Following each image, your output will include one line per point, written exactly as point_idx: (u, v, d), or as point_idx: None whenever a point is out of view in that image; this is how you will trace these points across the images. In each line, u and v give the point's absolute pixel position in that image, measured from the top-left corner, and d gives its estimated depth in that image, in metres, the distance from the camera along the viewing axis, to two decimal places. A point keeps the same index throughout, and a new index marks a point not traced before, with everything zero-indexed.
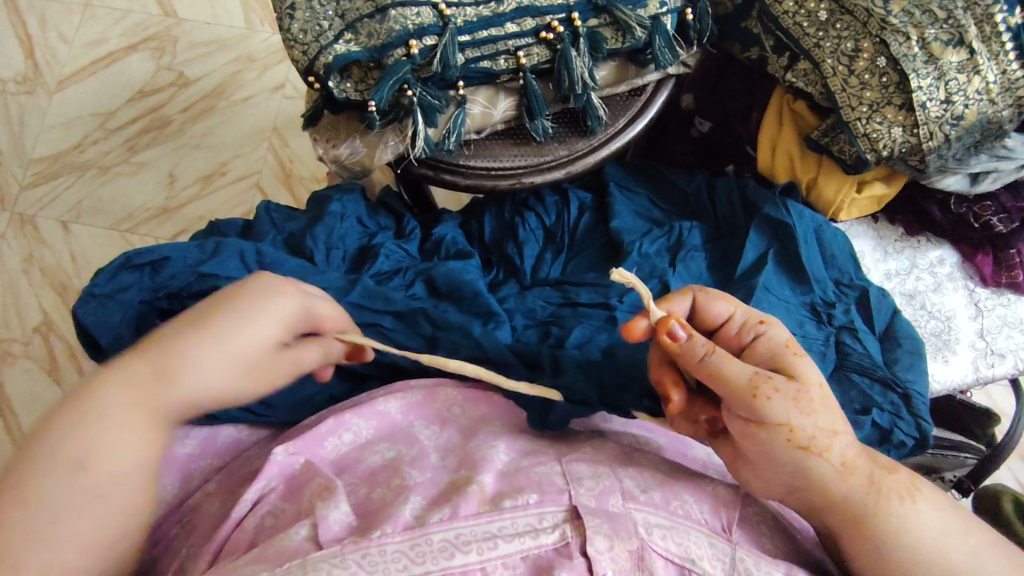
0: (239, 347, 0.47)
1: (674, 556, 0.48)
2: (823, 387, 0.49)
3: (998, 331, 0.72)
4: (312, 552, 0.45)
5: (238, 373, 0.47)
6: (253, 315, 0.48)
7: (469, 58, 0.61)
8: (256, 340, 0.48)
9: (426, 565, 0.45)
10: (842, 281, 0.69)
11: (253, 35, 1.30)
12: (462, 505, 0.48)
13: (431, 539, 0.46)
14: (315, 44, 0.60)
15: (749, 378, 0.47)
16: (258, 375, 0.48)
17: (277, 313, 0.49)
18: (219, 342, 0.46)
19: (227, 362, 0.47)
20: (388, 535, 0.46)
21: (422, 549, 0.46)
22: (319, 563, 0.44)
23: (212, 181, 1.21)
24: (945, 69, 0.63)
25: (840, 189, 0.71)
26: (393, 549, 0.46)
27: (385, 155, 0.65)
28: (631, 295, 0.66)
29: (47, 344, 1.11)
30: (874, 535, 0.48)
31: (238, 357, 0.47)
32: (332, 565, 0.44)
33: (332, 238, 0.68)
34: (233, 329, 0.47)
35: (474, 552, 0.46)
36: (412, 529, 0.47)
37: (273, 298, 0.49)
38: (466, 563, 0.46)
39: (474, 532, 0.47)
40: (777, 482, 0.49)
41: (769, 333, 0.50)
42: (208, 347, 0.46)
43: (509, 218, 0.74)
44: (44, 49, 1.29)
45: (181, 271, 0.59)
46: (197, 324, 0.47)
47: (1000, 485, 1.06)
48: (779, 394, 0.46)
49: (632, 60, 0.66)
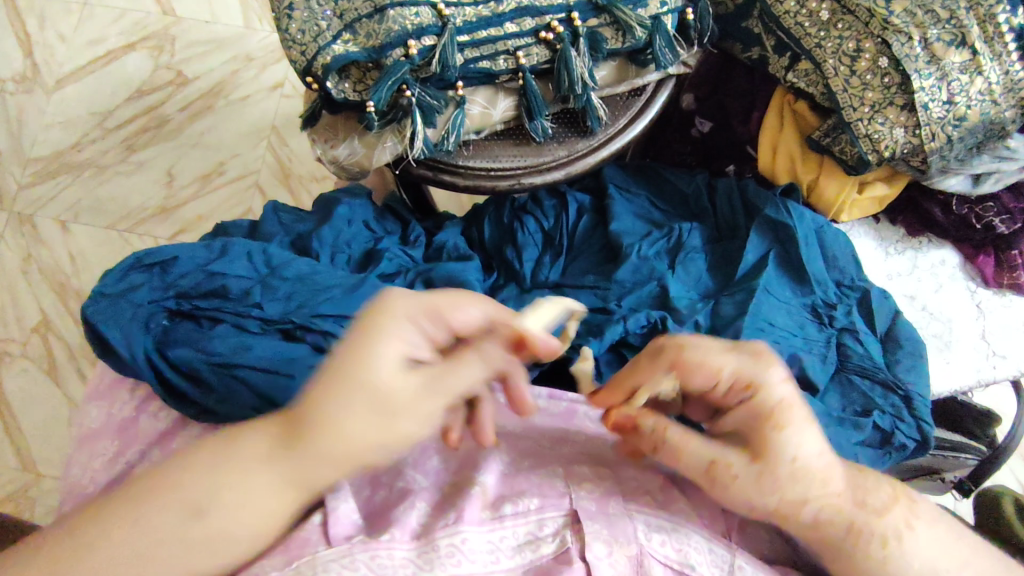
0: (363, 391, 0.43)
1: (673, 562, 0.48)
2: (799, 460, 0.45)
3: (1000, 334, 0.71)
4: (320, 550, 0.46)
5: (375, 412, 0.43)
6: (378, 336, 0.44)
7: (469, 58, 0.61)
8: (382, 378, 0.43)
9: (433, 571, 0.46)
10: (843, 282, 0.68)
11: (252, 34, 1.30)
12: (467, 508, 0.48)
13: (437, 544, 0.46)
14: (313, 44, 0.59)
15: (704, 463, 0.46)
16: (404, 418, 0.44)
17: (385, 334, 0.44)
18: (362, 390, 0.43)
19: (375, 409, 0.43)
20: (397, 542, 0.47)
21: (429, 556, 0.46)
22: (328, 564, 0.45)
23: (211, 181, 1.21)
24: (948, 70, 0.62)
25: (842, 190, 0.71)
26: (401, 556, 0.46)
27: (384, 156, 0.65)
28: (630, 298, 0.66)
29: (46, 344, 1.11)
30: (876, 545, 0.46)
31: (372, 396, 0.43)
32: (342, 566, 0.45)
33: (339, 241, 0.68)
34: (355, 375, 0.43)
35: (479, 561, 0.47)
36: (420, 538, 0.47)
37: (381, 330, 0.44)
38: (471, 571, 0.46)
39: (479, 539, 0.47)
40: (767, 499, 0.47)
41: (756, 399, 0.46)
42: (341, 399, 0.43)
43: (508, 223, 0.74)
44: (43, 48, 1.29)
45: (190, 270, 0.60)
46: (333, 374, 0.44)
47: (1001, 486, 1.06)
48: (738, 477, 0.45)
49: (632, 60, 0.65)
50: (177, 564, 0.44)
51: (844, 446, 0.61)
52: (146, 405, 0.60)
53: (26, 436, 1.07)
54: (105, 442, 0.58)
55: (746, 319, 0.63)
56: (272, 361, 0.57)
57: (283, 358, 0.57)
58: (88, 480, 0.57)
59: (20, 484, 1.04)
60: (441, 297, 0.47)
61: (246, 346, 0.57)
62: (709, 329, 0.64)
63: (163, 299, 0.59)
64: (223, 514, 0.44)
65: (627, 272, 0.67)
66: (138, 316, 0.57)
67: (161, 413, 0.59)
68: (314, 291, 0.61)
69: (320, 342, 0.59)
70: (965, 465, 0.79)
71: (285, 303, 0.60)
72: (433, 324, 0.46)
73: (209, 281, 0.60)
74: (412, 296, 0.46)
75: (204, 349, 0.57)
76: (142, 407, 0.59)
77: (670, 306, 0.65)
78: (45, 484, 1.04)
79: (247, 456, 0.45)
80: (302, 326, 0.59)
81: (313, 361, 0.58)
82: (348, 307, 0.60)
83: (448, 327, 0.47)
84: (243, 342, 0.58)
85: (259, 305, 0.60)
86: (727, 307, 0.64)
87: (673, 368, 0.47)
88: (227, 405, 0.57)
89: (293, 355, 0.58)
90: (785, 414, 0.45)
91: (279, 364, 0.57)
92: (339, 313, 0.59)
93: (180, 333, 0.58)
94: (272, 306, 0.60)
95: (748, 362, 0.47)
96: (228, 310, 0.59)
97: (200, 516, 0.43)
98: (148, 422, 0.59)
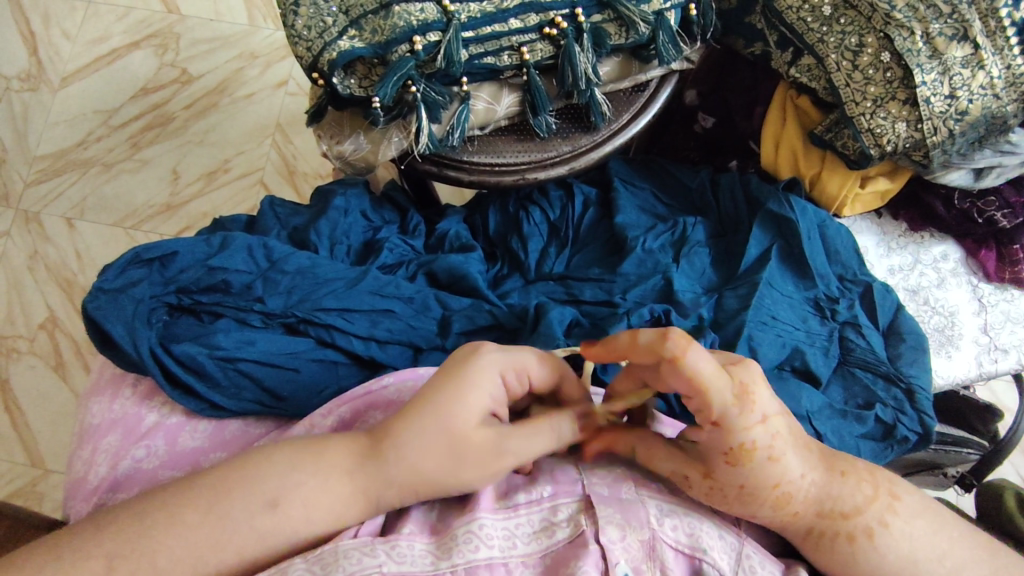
0: (439, 433, 0.47)
1: (684, 546, 0.49)
2: (748, 487, 0.47)
3: (1001, 326, 0.72)
4: (344, 540, 0.47)
5: (449, 455, 0.47)
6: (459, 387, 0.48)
7: (473, 54, 0.61)
8: (461, 430, 0.47)
9: (452, 559, 0.46)
10: (845, 276, 0.69)
11: (256, 32, 1.30)
12: (481, 499, 0.49)
13: (455, 533, 0.47)
14: (318, 41, 0.60)
15: (667, 473, 0.50)
16: (475, 462, 0.47)
17: (476, 381, 0.48)
18: (433, 429, 0.47)
19: (444, 449, 0.47)
20: (416, 535, 0.48)
21: (447, 545, 0.47)
22: (349, 551, 0.46)
23: (215, 178, 1.21)
24: (949, 64, 0.62)
25: (844, 184, 0.72)
26: (420, 547, 0.47)
27: (389, 151, 0.66)
28: (635, 291, 0.66)
29: (53, 340, 1.12)
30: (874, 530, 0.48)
31: (448, 438, 0.47)
32: (363, 553, 0.46)
33: (337, 233, 0.68)
34: (442, 413, 0.47)
35: (498, 548, 0.47)
36: (438, 535, 0.48)
37: (472, 382, 0.48)
38: (490, 557, 0.46)
39: (495, 526, 0.48)
40: (773, 496, 0.47)
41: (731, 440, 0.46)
42: (417, 432, 0.47)
43: (513, 213, 0.74)
44: (47, 47, 1.30)
45: (192, 264, 0.60)
46: (420, 413, 0.48)
47: (1002, 479, 1.06)
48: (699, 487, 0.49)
49: (635, 56, 0.66)
50: (227, 540, 0.46)
51: (844, 437, 0.61)
52: (149, 401, 0.60)
53: (35, 434, 1.08)
54: (111, 436, 0.59)
55: (750, 313, 0.63)
56: (277, 355, 0.59)
57: (285, 351, 0.59)
58: (94, 475, 0.57)
59: (28, 479, 1.05)
60: (523, 355, 0.51)
61: (250, 340, 0.59)
62: (713, 322, 0.64)
63: (163, 295, 0.59)
64: (287, 498, 0.47)
65: (632, 265, 0.67)
66: (140, 312, 0.57)
67: (166, 407, 0.59)
68: (315, 284, 0.62)
69: (322, 336, 0.60)
70: (967, 462, 0.80)
71: (286, 297, 0.61)
72: (515, 376, 0.50)
73: (210, 276, 0.60)
74: (500, 351, 0.50)
75: (208, 343, 0.58)
76: (144, 402, 0.60)
77: (672, 300, 0.65)
78: (53, 479, 1.05)
79: (321, 452, 0.49)
80: (305, 320, 0.60)
81: (317, 354, 0.60)
82: (351, 301, 0.61)
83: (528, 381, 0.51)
84: (247, 337, 0.59)
85: (261, 299, 0.61)
86: (731, 300, 0.65)
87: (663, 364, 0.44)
88: (233, 398, 0.59)
89: (297, 348, 0.60)
90: (751, 452, 0.46)
91: (283, 359, 0.59)
92: (341, 307, 0.61)
93: (182, 328, 0.59)
94: (273, 301, 0.61)
95: (735, 397, 0.45)
96: (229, 304, 0.60)
97: (277, 508, 0.47)
98: (151, 418, 0.59)
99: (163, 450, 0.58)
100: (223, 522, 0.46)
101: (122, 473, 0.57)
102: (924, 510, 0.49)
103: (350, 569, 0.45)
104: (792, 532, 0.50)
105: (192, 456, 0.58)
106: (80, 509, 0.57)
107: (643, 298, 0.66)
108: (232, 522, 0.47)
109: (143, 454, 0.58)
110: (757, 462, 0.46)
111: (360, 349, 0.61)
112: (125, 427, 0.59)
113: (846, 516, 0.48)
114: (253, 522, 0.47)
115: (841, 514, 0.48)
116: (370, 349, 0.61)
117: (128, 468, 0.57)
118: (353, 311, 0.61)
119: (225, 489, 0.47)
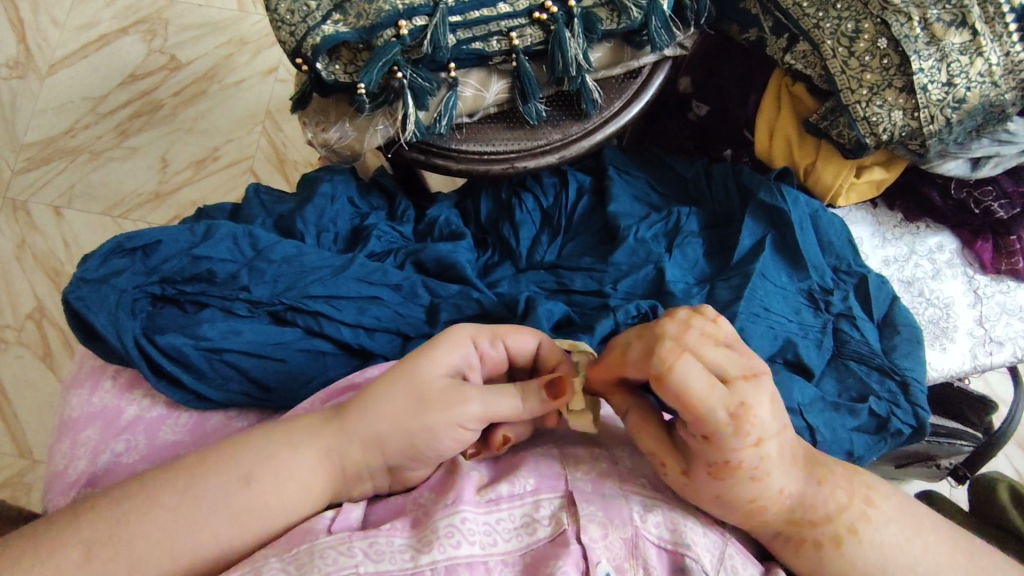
0: (405, 390, 0.48)
1: (666, 542, 0.47)
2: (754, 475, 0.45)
3: (996, 318, 0.71)
4: (320, 538, 0.46)
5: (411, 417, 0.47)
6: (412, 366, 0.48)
7: (460, 39, 0.59)
8: (426, 381, 0.48)
9: (433, 553, 0.44)
10: (840, 267, 0.68)
11: (245, 17, 1.29)
12: (465, 490, 0.47)
13: (436, 527, 0.45)
14: (302, 25, 0.59)
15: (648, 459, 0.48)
16: (437, 408, 0.47)
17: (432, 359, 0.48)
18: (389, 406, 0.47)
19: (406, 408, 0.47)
20: (397, 531, 0.46)
21: (428, 538, 0.45)
22: (326, 551, 0.45)
23: (205, 166, 1.20)
24: (947, 51, 0.61)
25: (840, 174, 0.70)
26: (402, 542, 0.46)
27: (374, 139, 0.65)
28: (626, 281, 0.65)
29: (41, 331, 1.11)
30: (847, 528, 0.46)
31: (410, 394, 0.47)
32: (339, 553, 0.45)
33: (324, 220, 0.67)
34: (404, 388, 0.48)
35: (479, 545, 0.45)
36: (420, 527, 0.47)
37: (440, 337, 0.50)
38: (472, 555, 0.45)
39: (477, 521, 0.46)
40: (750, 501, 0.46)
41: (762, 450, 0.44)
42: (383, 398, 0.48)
43: (505, 200, 0.73)
44: (35, 33, 1.27)
45: (174, 254, 0.59)
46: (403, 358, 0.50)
47: (996, 472, 1.05)
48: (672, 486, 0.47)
49: (628, 42, 0.64)
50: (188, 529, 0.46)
51: (837, 429, 0.61)
52: (130, 392, 0.58)
53: (23, 424, 1.06)
54: (90, 430, 0.57)
55: (742, 304, 0.63)
56: (264, 346, 0.58)
57: (272, 342, 0.58)
58: (74, 468, 0.56)
59: (15, 471, 1.04)
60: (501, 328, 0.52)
61: (236, 330, 0.58)
62: None
63: (146, 285, 0.58)
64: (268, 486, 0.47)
65: (624, 255, 0.67)
66: (123, 302, 0.56)
67: (147, 399, 0.58)
68: (301, 273, 0.61)
69: (311, 325, 0.59)
70: (961, 453, 0.79)
71: (272, 286, 0.60)
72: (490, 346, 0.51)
73: (194, 266, 0.59)
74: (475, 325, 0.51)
75: (194, 333, 0.57)
76: (125, 394, 0.58)
77: (663, 291, 0.64)
78: (42, 471, 1.04)
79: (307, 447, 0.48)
80: (293, 308, 0.59)
81: (306, 344, 0.59)
82: (338, 288, 0.60)
83: (504, 352, 0.51)
84: (233, 327, 0.58)
85: (246, 288, 0.59)
86: (723, 291, 0.64)
87: (660, 369, 0.42)
88: (221, 388, 0.58)
89: (285, 338, 0.59)
90: (735, 470, 0.44)
91: (270, 349, 0.58)
92: (328, 294, 0.60)
93: (166, 319, 0.58)
94: (260, 289, 0.59)
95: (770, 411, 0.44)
96: (214, 294, 0.59)
97: (247, 483, 0.47)
98: (131, 410, 0.58)
99: (143, 444, 0.57)
100: (201, 512, 0.46)
101: (102, 468, 0.56)
102: (903, 515, 0.47)
103: (326, 568, 0.44)
104: (766, 534, 0.48)
105: (171, 449, 0.57)
106: (60, 503, 0.55)
107: (635, 288, 0.65)
108: (222, 518, 0.46)
109: (122, 449, 0.56)
110: (744, 469, 0.44)
111: (349, 338, 0.60)
112: (104, 420, 0.57)
113: (817, 513, 0.47)
114: (245, 514, 0.46)
115: (815, 515, 0.47)
116: (360, 337, 0.60)
117: (108, 463, 0.56)
118: (340, 298, 0.60)
119: (212, 485, 0.46)
